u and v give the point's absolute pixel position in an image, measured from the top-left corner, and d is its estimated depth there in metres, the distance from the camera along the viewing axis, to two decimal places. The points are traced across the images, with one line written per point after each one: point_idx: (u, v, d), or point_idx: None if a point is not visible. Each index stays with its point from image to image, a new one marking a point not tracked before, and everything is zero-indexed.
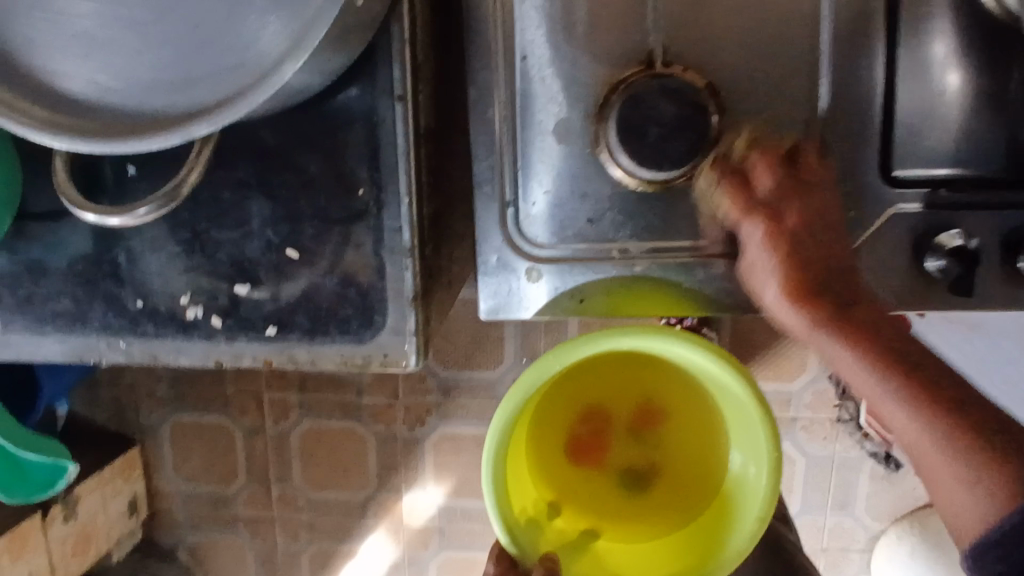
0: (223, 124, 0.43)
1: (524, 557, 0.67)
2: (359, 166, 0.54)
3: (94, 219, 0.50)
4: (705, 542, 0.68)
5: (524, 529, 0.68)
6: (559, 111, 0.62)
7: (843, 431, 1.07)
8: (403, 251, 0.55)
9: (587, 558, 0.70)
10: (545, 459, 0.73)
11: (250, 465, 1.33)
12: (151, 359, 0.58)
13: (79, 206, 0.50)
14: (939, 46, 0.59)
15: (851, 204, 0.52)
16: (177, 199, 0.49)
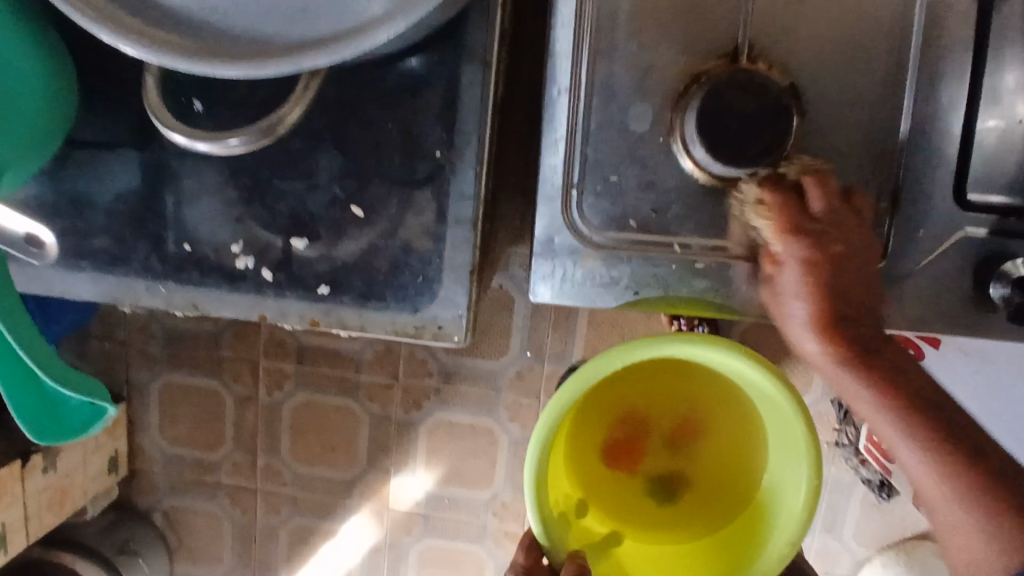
0: (340, 59, 0.42)
1: (552, 549, 0.66)
2: (434, 129, 0.52)
3: (180, 144, 0.48)
4: (734, 558, 0.67)
5: (556, 522, 0.66)
6: (635, 97, 0.60)
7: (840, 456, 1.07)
8: (470, 222, 0.53)
9: (613, 560, 0.69)
10: (580, 458, 0.72)
11: (240, 432, 1.30)
12: (193, 307, 0.56)
13: (168, 125, 0.48)
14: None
15: (843, 342, 0.52)
16: (273, 134, 0.47)
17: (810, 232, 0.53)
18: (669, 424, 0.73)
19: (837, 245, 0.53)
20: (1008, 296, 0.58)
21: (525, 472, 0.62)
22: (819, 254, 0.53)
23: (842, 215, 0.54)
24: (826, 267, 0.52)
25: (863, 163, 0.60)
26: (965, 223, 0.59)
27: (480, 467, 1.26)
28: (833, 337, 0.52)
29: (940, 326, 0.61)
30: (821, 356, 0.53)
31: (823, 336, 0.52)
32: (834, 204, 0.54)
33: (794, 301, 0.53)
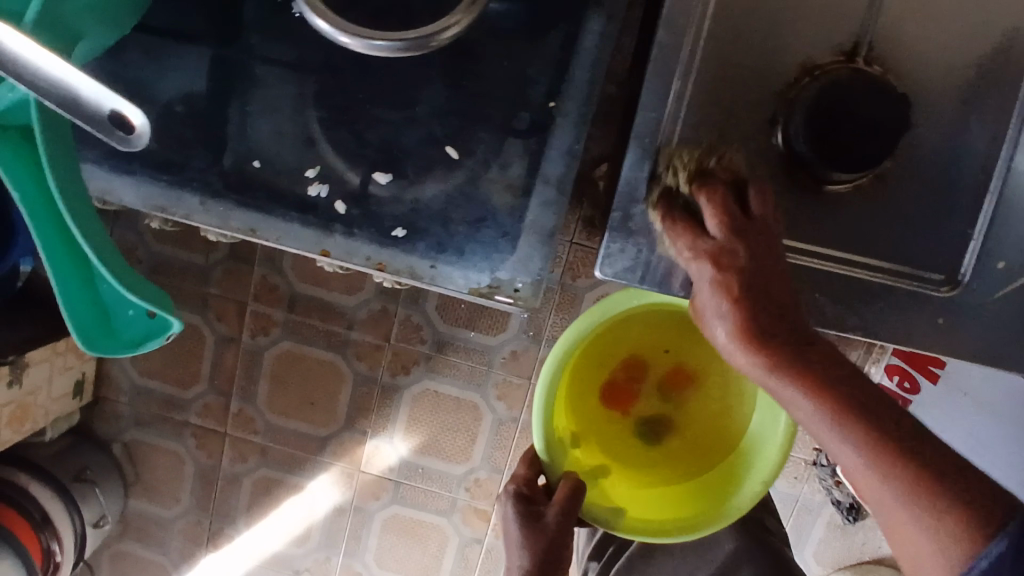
0: None
1: (551, 468, 0.80)
2: (547, 81, 0.49)
3: (319, 31, 0.38)
4: (707, 498, 0.80)
5: (557, 446, 0.80)
6: (741, 83, 0.57)
7: (814, 475, 1.10)
8: (566, 182, 0.50)
9: (600, 487, 0.83)
10: (580, 398, 0.84)
11: (215, 374, 1.25)
12: (249, 231, 0.51)
13: (309, 10, 0.38)
14: None
15: (764, 347, 0.44)
16: (428, 48, 0.38)
17: (720, 236, 0.48)
18: (665, 375, 0.86)
19: (728, 245, 0.47)
20: None
21: (534, 400, 0.75)
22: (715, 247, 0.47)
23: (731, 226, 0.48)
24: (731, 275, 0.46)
25: (957, 185, 0.58)
26: None
27: (460, 441, 1.23)
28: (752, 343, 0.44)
29: (1004, 363, 0.59)
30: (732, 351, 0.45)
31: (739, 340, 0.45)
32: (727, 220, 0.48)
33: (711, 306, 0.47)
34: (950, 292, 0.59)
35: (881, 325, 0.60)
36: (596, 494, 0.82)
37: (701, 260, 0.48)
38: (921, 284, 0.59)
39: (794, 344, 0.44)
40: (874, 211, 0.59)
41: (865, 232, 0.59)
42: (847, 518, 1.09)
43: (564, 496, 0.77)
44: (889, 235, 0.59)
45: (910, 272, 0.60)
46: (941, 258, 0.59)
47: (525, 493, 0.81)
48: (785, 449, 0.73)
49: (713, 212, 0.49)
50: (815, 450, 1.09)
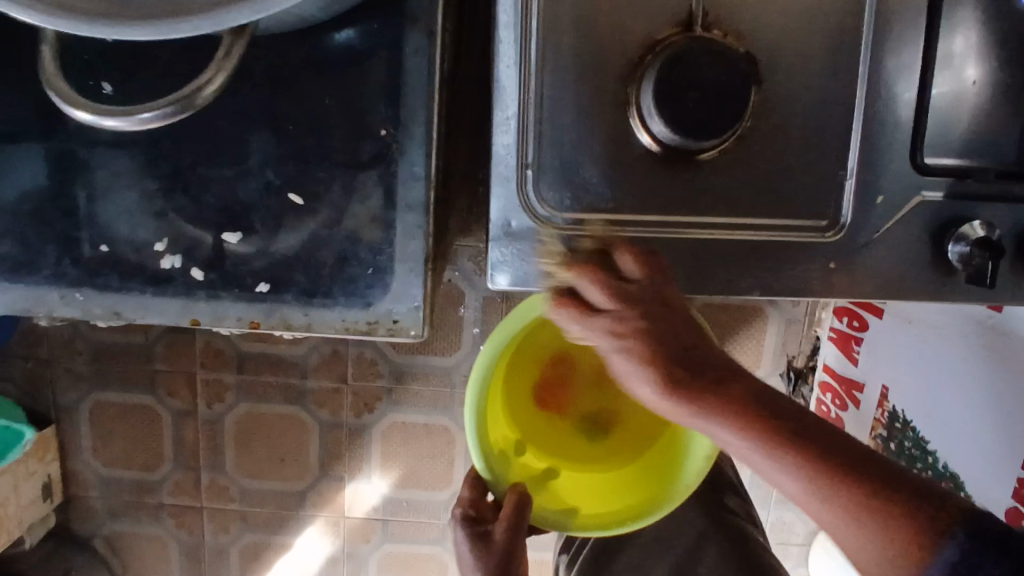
0: (266, 13, 0.37)
1: (495, 481, 0.77)
2: (377, 108, 0.48)
3: (87, 120, 0.40)
4: (656, 481, 0.78)
5: (497, 457, 0.78)
6: (589, 71, 0.57)
7: None
8: (421, 206, 0.49)
9: (549, 490, 0.80)
10: (517, 403, 0.83)
11: (179, 450, 1.24)
12: (114, 315, 0.50)
13: (68, 101, 0.40)
14: (961, 40, 0.56)
15: (670, 383, 0.43)
16: (195, 106, 0.40)
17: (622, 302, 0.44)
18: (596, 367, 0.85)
19: (618, 295, 0.45)
20: (967, 256, 0.57)
21: (463, 414, 0.73)
22: (618, 310, 0.44)
23: (639, 292, 0.45)
24: (632, 325, 0.44)
25: (819, 130, 0.59)
26: (921, 186, 0.58)
27: (437, 467, 1.23)
28: (661, 380, 0.43)
29: (904, 290, 0.60)
30: (723, 428, 0.42)
31: (653, 385, 0.43)
32: (618, 285, 0.45)
33: (635, 376, 0.44)
34: (835, 237, 0.59)
35: (778, 282, 0.60)
36: (546, 500, 0.79)
37: (603, 321, 0.44)
38: (807, 233, 0.60)
39: (699, 380, 0.43)
40: (746, 170, 0.59)
41: (743, 192, 0.59)
42: None
43: (511, 508, 0.73)
44: (766, 191, 0.59)
45: (793, 222, 0.60)
46: (821, 201, 0.60)
47: (473, 514, 0.77)
48: None
49: (599, 283, 0.45)
50: None
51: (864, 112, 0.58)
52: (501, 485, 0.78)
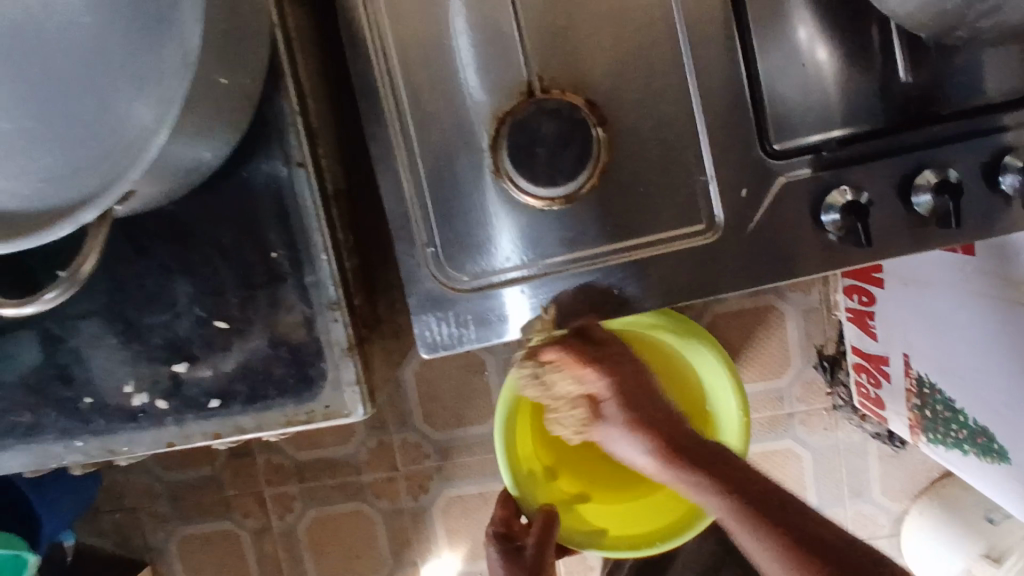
0: (110, 201, 0.41)
1: (526, 501, 0.84)
2: (273, 233, 0.57)
3: (5, 316, 0.45)
4: (688, 499, 0.83)
5: (528, 480, 0.84)
6: (460, 152, 0.65)
7: (841, 419, 1.21)
8: (329, 303, 0.58)
9: (580, 512, 0.85)
10: (549, 430, 0.90)
11: (262, 565, 1.35)
12: (108, 451, 0.61)
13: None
14: (801, 31, 0.62)
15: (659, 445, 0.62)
16: (78, 284, 0.42)
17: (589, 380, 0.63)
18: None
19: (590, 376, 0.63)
20: (839, 222, 0.62)
21: (493, 436, 0.80)
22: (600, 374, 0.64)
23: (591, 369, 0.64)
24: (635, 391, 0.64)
25: (679, 145, 0.65)
26: (783, 170, 0.63)
27: None
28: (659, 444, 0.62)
29: (799, 270, 0.65)
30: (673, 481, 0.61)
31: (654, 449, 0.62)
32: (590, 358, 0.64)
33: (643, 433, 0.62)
34: (713, 237, 0.64)
35: (675, 289, 0.66)
36: (575, 520, 0.84)
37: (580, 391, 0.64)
38: (688, 239, 0.65)
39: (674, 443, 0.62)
40: (623, 196, 0.65)
41: (625, 218, 0.65)
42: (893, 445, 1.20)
43: (538, 529, 0.79)
44: (648, 211, 0.65)
45: (674, 232, 0.65)
46: (697, 207, 0.65)
47: (504, 532, 0.82)
48: (743, 429, 0.78)
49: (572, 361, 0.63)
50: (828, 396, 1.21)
51: (713, 121, 0.64)
52: (533, 505, 0.84)
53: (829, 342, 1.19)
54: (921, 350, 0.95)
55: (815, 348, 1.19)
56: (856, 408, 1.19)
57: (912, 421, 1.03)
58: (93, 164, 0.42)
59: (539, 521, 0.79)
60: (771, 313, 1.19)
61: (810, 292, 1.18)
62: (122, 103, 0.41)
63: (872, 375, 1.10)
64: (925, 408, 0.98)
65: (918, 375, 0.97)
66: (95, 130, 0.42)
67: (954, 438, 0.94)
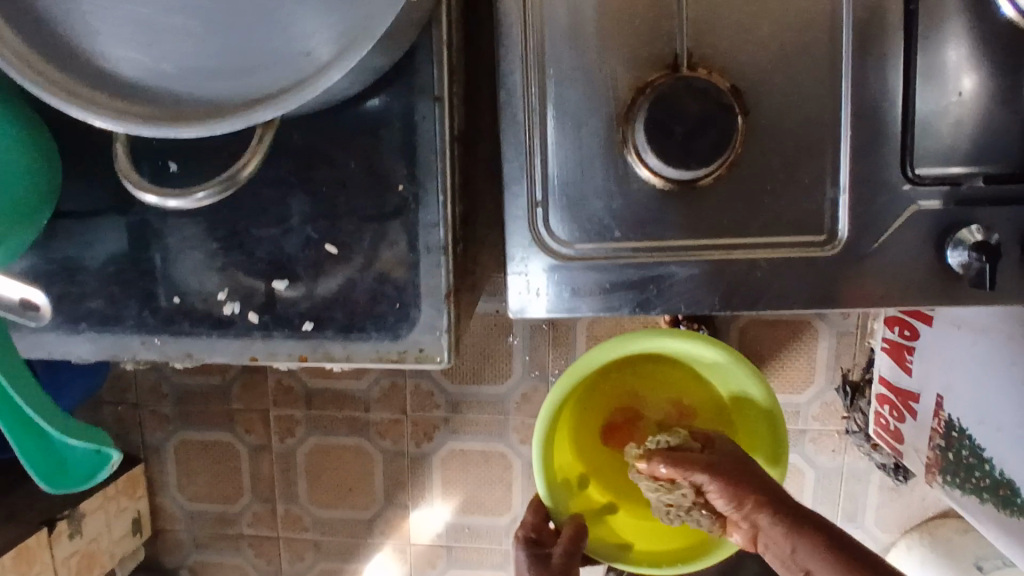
0: (284, 110, 0.46)
1: (557, 511, 0.83)
2: (396, 164, 0.55)
3: (154, 201, 0.50)
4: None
5: (559, 489, 0.84)
6: (586, 116, 0.63)
7: (851, 444, 1.23)
8: (438, 248, 0.55)
9: (609, 524, 0.85)
10: (580, 439, 0.87)
11: (256, 483, 1.36)
12: (186, 355, 0.59)
13: (138, 186, 0.50)
14: (953, 52, 0.60)
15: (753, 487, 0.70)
16: (238, 184, 0.49)
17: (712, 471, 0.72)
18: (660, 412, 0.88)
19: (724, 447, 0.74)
20: (967, 261, 0.60)
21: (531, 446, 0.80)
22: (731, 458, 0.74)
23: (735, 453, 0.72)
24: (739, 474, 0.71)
25: (810, 152, 0.62)
26: (916, 197, 0.61)
27: (496, 492, 1.30)
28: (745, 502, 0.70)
29: (907, 299, 0.63)
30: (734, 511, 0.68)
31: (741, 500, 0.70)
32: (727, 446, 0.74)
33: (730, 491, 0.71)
34: (832, 250, 0.62)
35: (781, 295, 0.63)
36: (604, 532, 0.84)
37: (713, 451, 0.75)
38: (808, 248, 0.63)
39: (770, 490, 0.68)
40: (744, 192, 0.63)
41: (743, 215, 0.63)
42: (897, 480, 1.20)
43: (569, 537, 0.79)
44: (767, 214, 0.63)
45: (792, 238, 0.63)
46: (817, 216, 0.63)
47: (534, 538, 0.82)
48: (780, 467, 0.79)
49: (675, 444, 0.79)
50: (845, 419, 1.22)
51: (851, 133, 0.62)
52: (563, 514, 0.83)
53: (856, 368, 1.20)
54: (961, 395, 0.94)
55: (840, 372, 1.20)
56: (868, 437, 1.18)
57: (929, 461, 1.03)
58: (273, 76, 0.48)
59: (568, 534, 0.79)
60: (803, 330, 1.20)
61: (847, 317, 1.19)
62: (300, 22, 0.47)
63: (897, 410, 1.08)
64: (949, 450, 0.98)
65: (947, 418, 0.97)
66: (272, 48, 0.48)
67: (973, 484, 0.95)
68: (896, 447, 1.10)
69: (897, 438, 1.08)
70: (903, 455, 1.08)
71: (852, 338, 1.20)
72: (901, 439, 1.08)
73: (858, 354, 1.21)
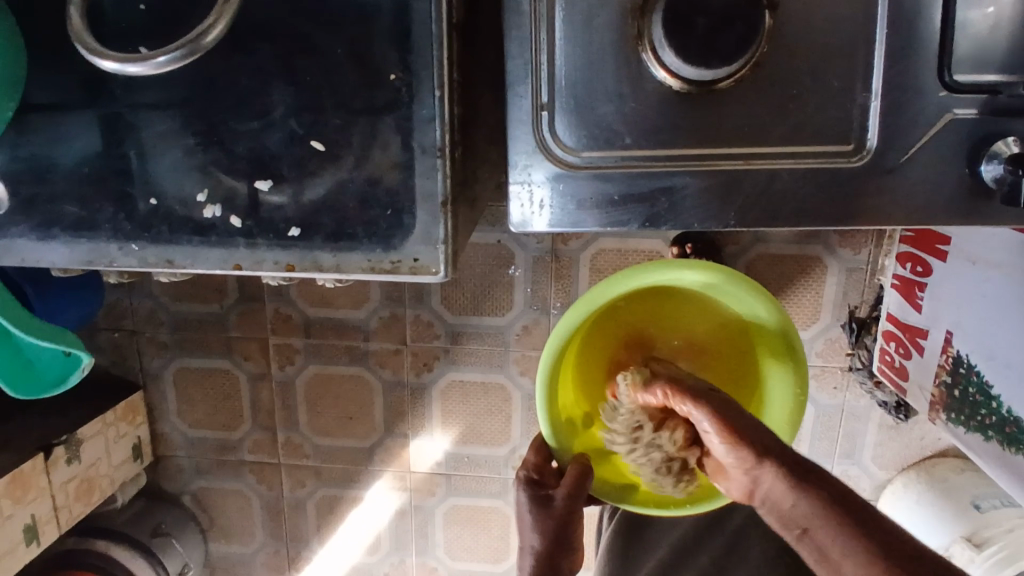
0: None
1: (561, 452, 0.82)
2: (387, 53, 0.50)
3: (111, 70, 0.42)
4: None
5: (563, 428, 0.82)
6: (597, 7, 0.57)
7: (853, 381, 1.21)
8: (433, 148, 0.51)
9: (613, 463, 0.84)
10: (586, 378, 0.84)
11: (255, 411, 1.35)
12: (166, 263, 0.56)
13: (93, 54, 0.43)
14: None
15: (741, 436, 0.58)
16: (202, 51, 0.42)
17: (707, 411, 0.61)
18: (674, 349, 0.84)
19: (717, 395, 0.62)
20: (1001, 175, 0.56)
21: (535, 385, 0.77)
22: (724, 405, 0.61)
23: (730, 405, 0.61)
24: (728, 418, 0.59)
25: (840, 53, 0.57)
26: (951, 105, 0.56)
27: (495, 424, 1.29)
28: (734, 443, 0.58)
29: (935, 216, 0.59)
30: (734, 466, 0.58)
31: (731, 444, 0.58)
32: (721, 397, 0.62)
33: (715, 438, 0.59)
34: (857, 161, 0.58)
35: (800, 209, 0.59)
36: (608, 472, 0.84)
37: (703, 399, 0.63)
38: (832, 159, 0.59)
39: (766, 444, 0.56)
40: (766, 95, 0.58)
41: (764, 123, 0.59)
42: (897, 418, 1.19)
43: (571, 482, 0.77)
44: (790, 121, 0.59)
45: (815, 149, 0.59)
46: (843, 125, 0.58)
47: (535, 478, 0.81)
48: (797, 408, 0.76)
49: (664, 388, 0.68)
50: (848, 356, 1.20)
51: (885, 30, 0.56)
52: (566, 454, 0.82)
53: (864, 305, 1.17)
54: (971, 327, 0.91)
55: (848, 308, 1.17)
56: (872, 374, 1.16)
57: (934, 398, 1.00)
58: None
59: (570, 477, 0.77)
60: (811, 265, 1.16)
61: (859, 251, 1.15)
62: None
63: (903, 346, 1.06)
64: (954, 387, 0.95)
65: (955, 355, 0.95)
66: None
67: (977, 423, 0.93)
68: (900, 387, 1.07)
69: (903, 376, 1.06)
70: (907, 394, 1.06)
71: (862, 274, 1.16)
72: (906, 376, 1.05)
73: (866, 291, 1.17)
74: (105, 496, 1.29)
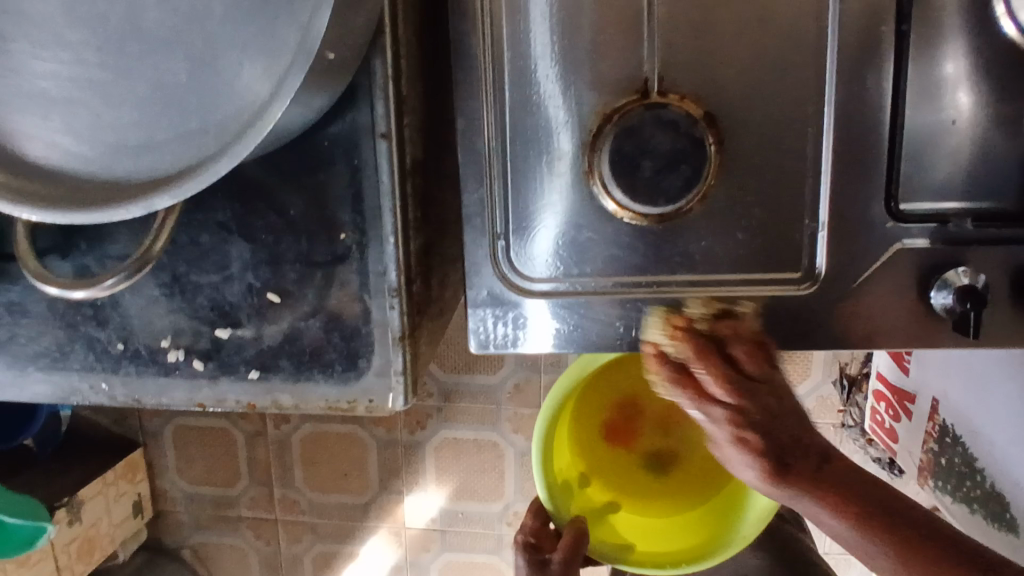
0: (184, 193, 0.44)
1: (558, 515, 0.78)
2: (341, 209, 0.52)
3: (57, 292, 0.49)
4: (712, 527, 0.77)
5: (559, 490, 0.79)
6: (552, 145, 0.59)
7: (847, 437, 1.11)
8: (388, 293, 0.53)
9: (608, 525, 0.80)
10: (583, 438, 0.82)
11: (252, 468, 1.36)
12: (134, 400, 0.58)
13: (39, 278, 0.50)
14: (947, 70, 0.55)
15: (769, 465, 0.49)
16: (148, 262, 0.48)
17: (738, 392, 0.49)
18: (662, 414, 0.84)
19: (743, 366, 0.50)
20: (950, 305, 0.56)
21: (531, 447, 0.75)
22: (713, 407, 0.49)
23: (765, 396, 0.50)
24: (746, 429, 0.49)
25: (789, 184, 0.59)
26: (901, 235, 0.57)
27: (488, 480, 1.29)
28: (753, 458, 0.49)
29: (889, 341, 0.59)
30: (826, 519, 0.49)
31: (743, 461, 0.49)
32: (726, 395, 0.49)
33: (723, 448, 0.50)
34: (807, 290, 0.59)
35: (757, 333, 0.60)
36: (605, 533, 0.79)
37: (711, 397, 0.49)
38: (783, 288, 0.60)
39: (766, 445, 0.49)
40: (717, 225, 0.59)
41: (715, 250, 0.60)
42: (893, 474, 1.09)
43: (565, 544, 0.75)
44: (741, 248, 0.60)
45: (763, 276, 0.60)
46: (795, 252, 0.59)
47: (532, 543, 0.80)
48: None
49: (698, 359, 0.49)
50: (840, 413, 1.11)
51: (834, 162, 0.57)
52: (563, 517, 0.79)
53: (855, 361, 1.08)
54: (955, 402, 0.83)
55: (838, 366, 1.09)
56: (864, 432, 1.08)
57: (923, 463, 0.92)
58: (174, 151, 0.48)
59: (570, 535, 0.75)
60: None
61: None
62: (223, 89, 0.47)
63: (891, 408, 0.98)
64: (941, 456, 0.87)
65: (942, 423, 0.86)
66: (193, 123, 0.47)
67: (963, 493, 0.84)
68: (889, 446, 1.01)
69: (892, 438, 0.99)
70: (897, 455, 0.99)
71: None
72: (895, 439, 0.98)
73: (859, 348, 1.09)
74: (106, 554, 1.30)
